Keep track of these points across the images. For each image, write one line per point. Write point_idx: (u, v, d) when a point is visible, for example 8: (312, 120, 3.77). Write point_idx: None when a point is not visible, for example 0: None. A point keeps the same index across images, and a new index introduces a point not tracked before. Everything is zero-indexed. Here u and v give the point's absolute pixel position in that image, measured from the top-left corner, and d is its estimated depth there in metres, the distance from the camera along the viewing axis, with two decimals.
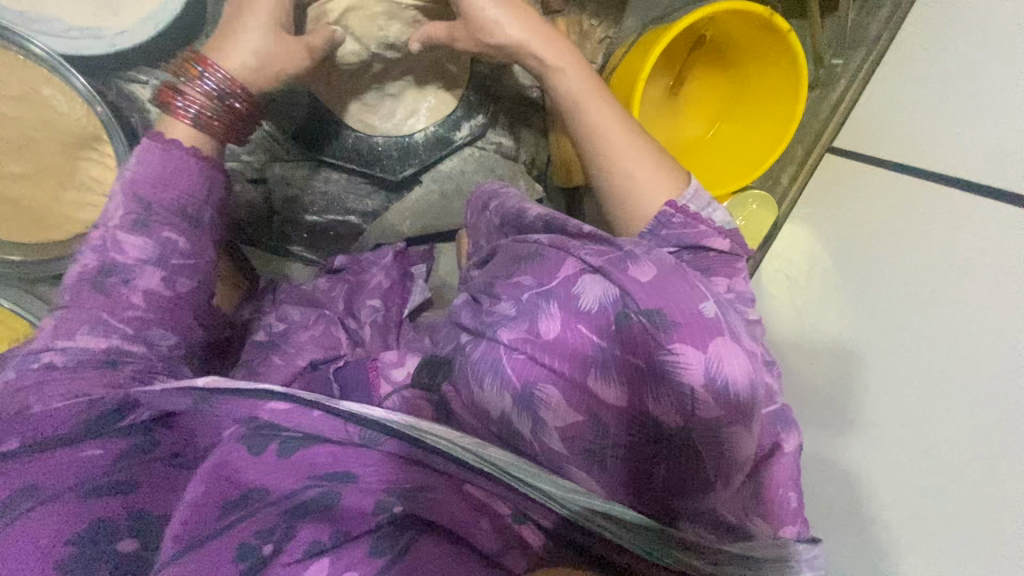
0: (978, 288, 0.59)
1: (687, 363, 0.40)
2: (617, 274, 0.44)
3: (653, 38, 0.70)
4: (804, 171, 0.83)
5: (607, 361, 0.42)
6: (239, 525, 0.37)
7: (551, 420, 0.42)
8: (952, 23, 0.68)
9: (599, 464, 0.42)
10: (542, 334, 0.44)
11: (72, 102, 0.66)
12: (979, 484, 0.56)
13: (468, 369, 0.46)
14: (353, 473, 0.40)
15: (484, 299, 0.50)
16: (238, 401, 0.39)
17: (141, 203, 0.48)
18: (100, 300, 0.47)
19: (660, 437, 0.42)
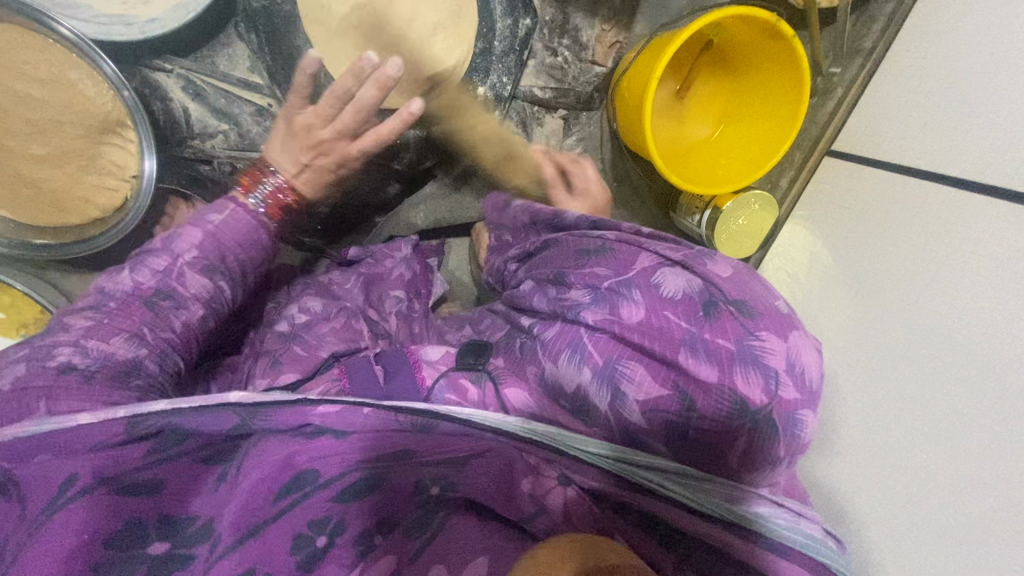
0: (977, 281, 0.62)
1: (772, 348, 0.42)
2: (700, 268, 0.47)
3: (666, 41, 0.73)
4: (803, 174, 0.89)
5: (695, 343, 0.43)
6: (297, 508, 0.41)
7: (632, 394, 0.43)
8: (947, 29, 0.71)
9: (673, 439, 0.43)
10: (626, 317, 0.45)
11: (99, 87, 0.67)
12: (984, 469, 0.57)
13: (543, 348, 0.49)
14: (405, 451, 0.43)
15: (554, 287, 0.53)
16: (285, 410, 0.41)
17: (217, 257, 0.52)
18: (146, 316, 0.49)
19: (747, 419, 0.41)
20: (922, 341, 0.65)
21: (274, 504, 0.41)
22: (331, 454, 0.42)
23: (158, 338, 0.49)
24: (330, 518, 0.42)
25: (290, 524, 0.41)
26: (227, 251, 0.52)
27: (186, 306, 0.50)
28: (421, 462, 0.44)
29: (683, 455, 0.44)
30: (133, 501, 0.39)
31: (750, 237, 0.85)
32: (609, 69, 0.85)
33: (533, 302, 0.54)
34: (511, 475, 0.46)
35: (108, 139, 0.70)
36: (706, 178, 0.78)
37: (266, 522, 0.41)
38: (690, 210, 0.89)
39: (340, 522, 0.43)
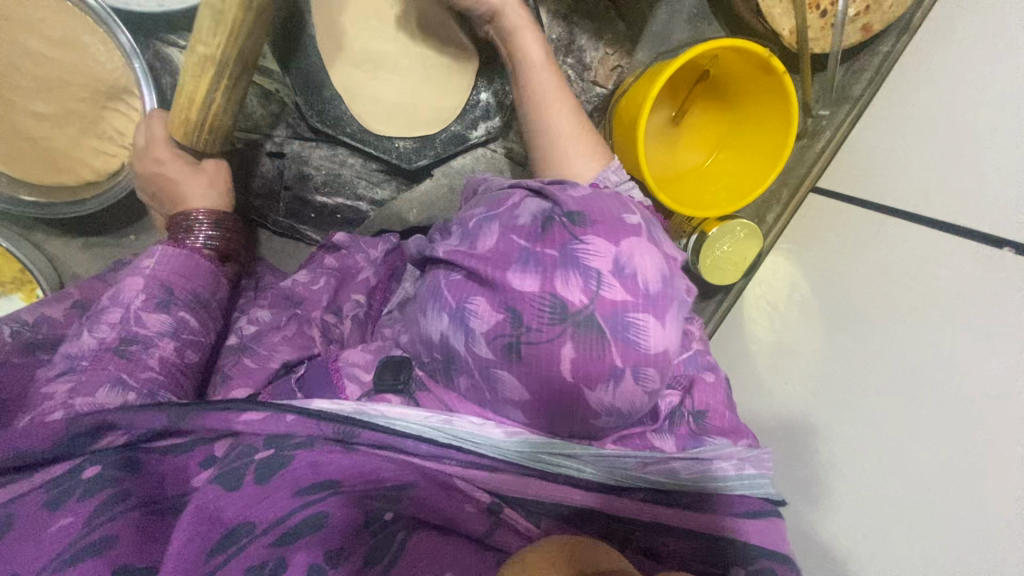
0: (946, 310, 0.65)
1: (596, 250, 0.44)
2: (553, 194, 0.48)
3: (658, 71, 0.76)
4: (788, 211, 0.90)
5: (529, 258, 0.44)
6: (234, 560, 0.39)
7: (478, 327, 0.45)
8: (937, 82, 0.74)
9: (517, 359, 0.44)
10: (476, 249, 0.47)
11: (111, 53, 0.69)
12: (965, 490, 0.60)
13: (420, 301, 0.50)
14: (335, 480, 0.44)
15: (437, 236, 0.53)
16: (215, 412, 0.46)
17: (165, 291, 0.56)
18: (121, 363, 0.52)
19: (569, 322, 0.43)
20: (903, 373, 0.67)
21: (207, 561, 0.39)
22: (258, 503, 0.42)
23: (140, 380, 0.52)
24: (268, 561, 0.39)
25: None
26: (200, 291, 0.58)
27: (156, 343, 0.54)
28: (357, 497, 0.43)
29: (529, 394, 0.46)
30: (78, 566, 0.37)
31: (733, 265, 0.87)
32: (609, 90, 0.88)
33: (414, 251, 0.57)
34: (442, 500, 0.46)
35: (113, 105, 0.71)
36: (697, 202, 0.81)
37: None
38: (677, 233, 0.92)
39: (280, 562, 0.39)
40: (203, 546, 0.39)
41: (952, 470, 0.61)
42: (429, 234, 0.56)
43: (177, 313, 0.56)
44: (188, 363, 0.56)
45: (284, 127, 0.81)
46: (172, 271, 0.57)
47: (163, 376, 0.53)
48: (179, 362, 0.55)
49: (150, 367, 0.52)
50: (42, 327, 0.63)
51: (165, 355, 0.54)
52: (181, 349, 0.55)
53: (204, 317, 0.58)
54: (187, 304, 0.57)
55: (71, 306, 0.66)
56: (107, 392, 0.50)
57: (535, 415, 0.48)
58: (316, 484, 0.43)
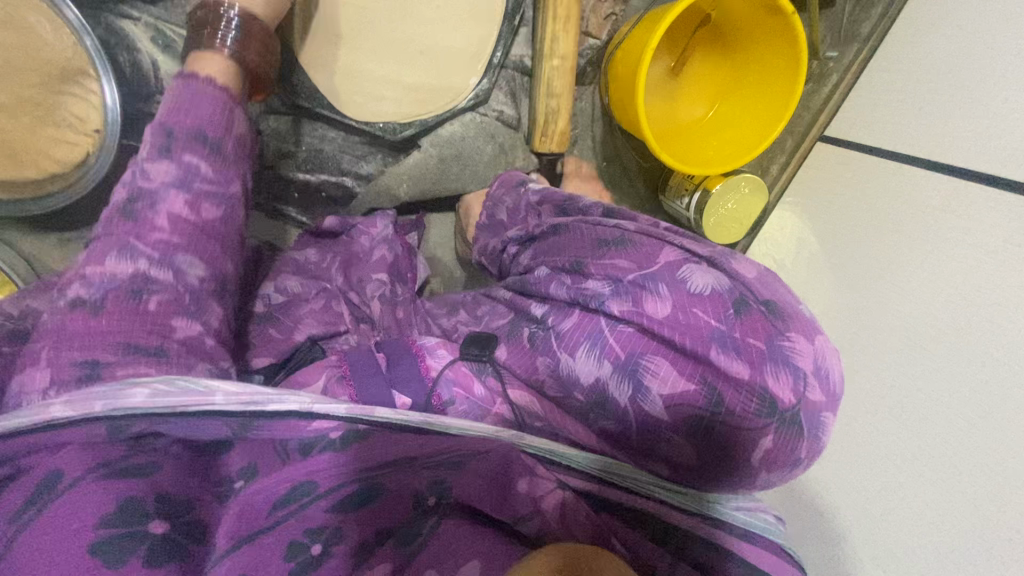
0: (956, 269, 0.62)
1: (801, 350, 0.41)
2: (727, 264, 0.45)
3: (656, 18, 0.70)
4: (794, 162, 0.88)
5: (726, 340, 0.41)
6: (293, 518, 0.41)
7: (655, 388, 0.42)
8: (954, 16, 0.68)
9: (702, 431, 0.41)
10: (652, 310, 0.43)
11: (60, 32, 0.63)
12: (979, 458, 0.56)
13: (559, 341, 0.47)
14: (405, 458, 0.44)
15: (574, 274, 0.50)
16: (280, 422, 0.41)
17: (167, 136, 0.50)
18: (129, 226, 0.47)
19: (776, 418, 0.40)
20: (914, 335, 0.64)
21: (270, 514, 0.40)
22: (328, 468, 0.42)
23: (151, 245, 0.47)
24: (326, 525, 0.41)
25: (286, 533, 0.40)
26: (206, 125, 0.52)
27: (163, 198, 0.48)
28: (421, 467, 0.45)
29: (692, 454, 0.43)
30: (124, 481, 0.37)
31: (738, 225, 0.84)
32: (602, 41, 0.82)
33: (551, 292, 0.50)
34: (504, 473, 0.46)
35: (69, 89, 0.66)
36: (696, 158, 0.77)
37: (261, 532, 0.40)
38: (678, 190, 0.88)
39: (335, 530, 0.42)
40: (268, 502, 0.41)
41: (944, 436, 0.59)
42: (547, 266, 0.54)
43: (182, 157, 0.50)
44: (205, 222, 0.49)
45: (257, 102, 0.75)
46: (177, 109, 0.52)
47: (177, 238, 0.48)
48: (195, 219, 0.49)
49: (159, 228, 0.47)
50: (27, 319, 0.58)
51: (174, 212, 0.48)
52: (196, 204, 0.49)
53: (220, 159, 0.52)
54: (191, 144, 0.51)
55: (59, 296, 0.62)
56: (116, 259, 0.46)
57: (684, 470, 0.44)
58: (389, 462, 0.44)
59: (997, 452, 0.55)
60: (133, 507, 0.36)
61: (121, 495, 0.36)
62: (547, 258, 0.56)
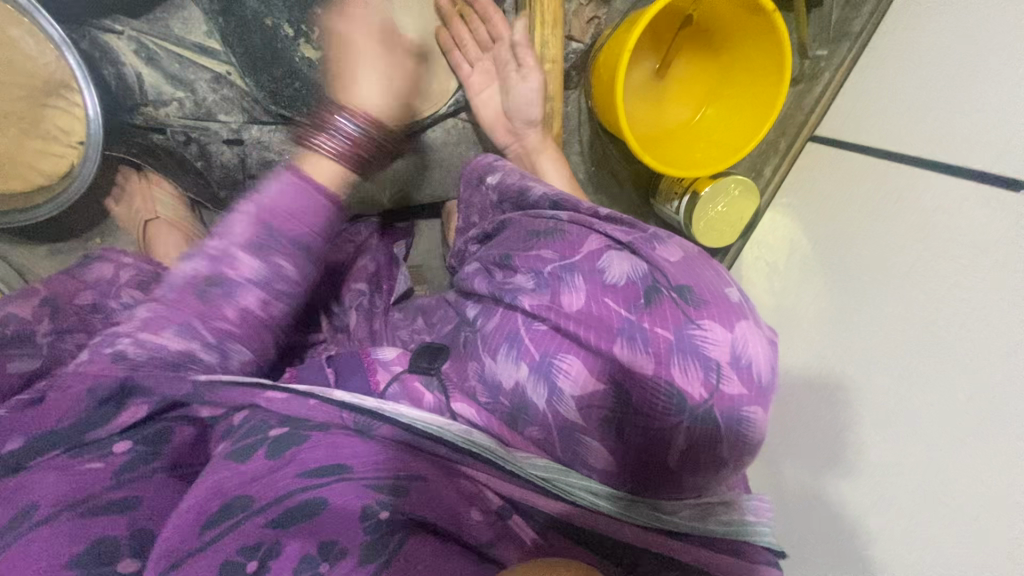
0: (944, 271, 0.60)
1: (714, 338, 0.41)
2: (646, 251, 0.46)
3: (634, 21, 0.69)
4: (786, 162, 0.85)
5: (633, 332, 0.43)
6: (230, 533, 0.41)
7: (566, 389, 0.44)
8: (940, 10, 0.67)
9: (615, 430, 0.44)
10: (565, 304, 0.46)
11: (42, 46, 0.65)
12: (967, 466, 0.54)
13: (483, 339, 0.50)
14: (339, 466, 0.44)
15: (504, 271, 0.53)
16: (235, 389, 0.46)
17: (264, 229, 0.46)
18: (163, 263, 0.48)
19: (686, 415, 0.41)
20: (894, 337, 0.63)
21: (203, 532, 0.40)
22: (263, 484, 0.43)
23: (180, 281, 0.48)
24: (263, 542, 0.41)
25: (221, 551, 0.40)
26: (308, 236, 0.48)
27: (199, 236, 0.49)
28: (361, 485, 0.43)
29: (612, 451, 0.44)
30: (107, 516, 0.41)
31: (732, 228, 0.82)
32: (586, 46, 0.81)
33: (477, 286, 0.56)
34: (452, 504, 0.44)
35: (51, 102, 0.67)
36: (678, 162, 0.76)
37: (195, 551, 0.40)
38: (669, 195, 0.87)
39: (272, 546, 0.41)
40: (197, 519, 0.41)
41: (926, 443, 0.58)
42: (490, 265, 0.56)
43: (235, 222, 0.47)
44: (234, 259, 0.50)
45: (239, 111, 0.74)
46: (280, 212, 0.47)
47: (202, 271, 0.49)
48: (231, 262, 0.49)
49: (183, 260, 0.48)
50: (8, 325, 0.58)
51: (205, 251, 0.49)
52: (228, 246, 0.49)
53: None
54: None
55: (41, 304, 0.61)
56: (144, 308, 0.48)
57: (610, 472, 0.45)
58: (324, 475, 0.43)
59: (980, 456, 0.53)
60: (103, 547, 0.40)
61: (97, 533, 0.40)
62: (485, 257, 0.58)
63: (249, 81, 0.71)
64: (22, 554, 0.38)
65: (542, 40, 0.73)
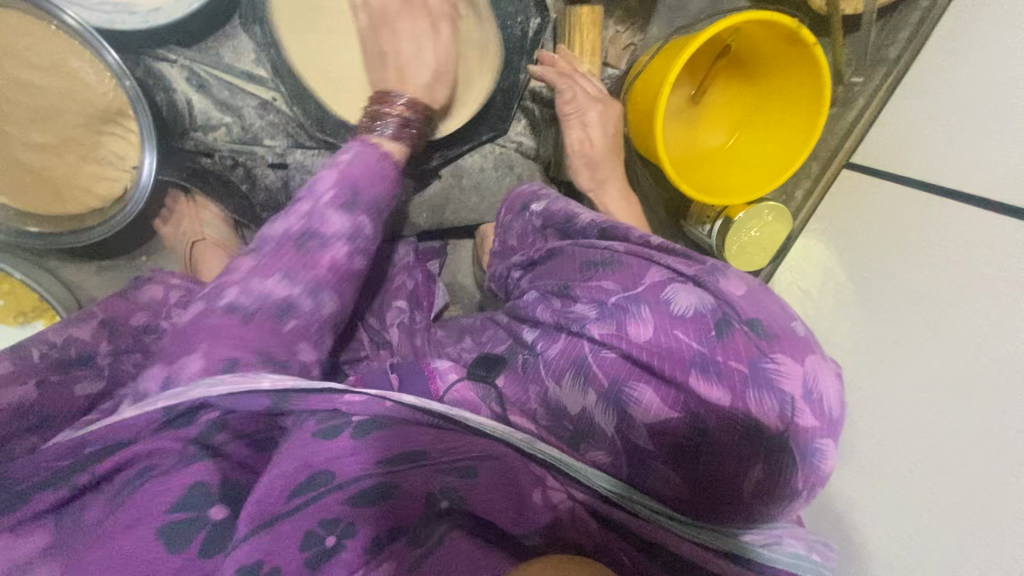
0: (984, 304, 0.59)
1: (787, 371, 0.41)
2: (713, 284, 0.46)
3: (674, 51, 0.70)
4: (819, 186, 0.86)
5: (707, 364, 0.42)
6: (312, 505, 0.41)
7: (639, 416, 0.43)
8: (982, 41, 0.67)
9: (687, 459, 0.42)
10: (634, 334, 0.45)
11: (101, 75, 0.67)
12: (1005, 501, 0.54)
13: (545, 365, 0.49)
14: (420, 452, 0.44)
15: (561, 299, 0.53)
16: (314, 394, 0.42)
17: (351, 191, 0.52)
18: (295, 256, 0.49)
19: (762, 447, 0.41)
20: (926, 363, 0.63)
21: (289, 500, 0.41)
22: (345, 459, 0.43)
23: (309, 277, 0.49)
24: (342, 518, 0.41)
25: (303, 521, 0.40)
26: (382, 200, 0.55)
27: (332, 241, 0.51)
28: (433, 470, 0.44)
29: (680, 482, 0.43)
30: (195, 466, 0.42)
31: (762, 251, 0.82)
32: (622, 71, 0.83)
33: (538, 314, 0.54)
34: (521, 485, 0.44)
35: (109, 129, 0.70)
36: (713, 186, 0.77)
37: (282, 516, 0.40)
38: (700, 217, 0.87)
39: (351, 524, 0.41)
40: (288, 485, 0.41)
41: (964, 477, 0.57)
42: (546, 290, 0.56)
43: (359, 216, 0.52)
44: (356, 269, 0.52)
45: (284, 136, 0.76)
46: (364, 178, 0.53)
47: (329, 277, 0.50)
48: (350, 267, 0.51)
49: (320, 267, 0.50)
50: (71, 348, 0.60)
51: (335, 261, 0.50)
52: (355, 254, 0.51)
53: (378, 222, 0.54)
54: (368, 209, 0.53)
55: (99, 325, 0.64)
56: (276, 282, 0.48)
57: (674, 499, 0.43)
58: (400, 457, 0.43)
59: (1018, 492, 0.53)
60: (195, 495, 0.40)
61: (187, 482, 0.41)
62: (544, 288, 0.56)
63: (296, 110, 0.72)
64: (139, 499, 0.40)
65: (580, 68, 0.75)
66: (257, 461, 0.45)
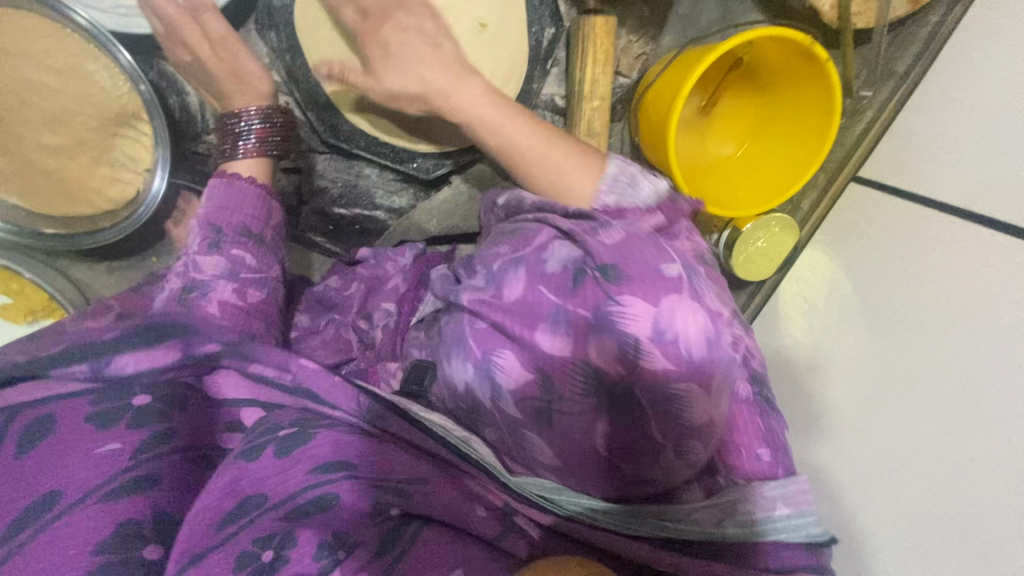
0: (990, 326, 0.62)
1: (632, 314, 0.45)
2: (585, 239, 0.49)
3: (688, 64, 0.71)
4: (826, 198, 0.85)
5: (559, 317, 0.48)
6: (244, 529, 0.44)
7: (504, 382, 0.49)
8: (992, 62, 0.68)
9: (547, 418, 0.48)
10: (502, 297, 0.50)
11: (115, 78, 0.67)
12: (1001, 512, 0.58)
13: (445, 341, 0.55)
14: (348, 463, 0.47)
15: (465, 273, 0.56)
16: (270, 352, 0.52)
17: (213, 229, 0.57)
18: (181, 313, 0.54)
19: (600, 392, 0.47)
20: (931, 380, 0.65)
21: (218, 531, 0.43)
22: (274, 476, 0.46)
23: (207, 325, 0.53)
24: (276, 534, 0.44)
25: (237, 544, 0.43)
26: (248, 221, 0.59)
27: (213, 287, 0.55)
28: (368, 483, 0.47)
29: (558, 443, 0.48)
30: (121, 501, 0.43)
31: (768, 262, 0.83)
32: (633, 80, 0.83)
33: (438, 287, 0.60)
34: (455, 504, 0.47)
35: (122, 131, 0.70)
36: (722, 197, 0.77)
37: (210, 549, 0.42)
38: (708, 227, 0.87)
39: (287, 535, 0.44)
40: (217, 516, 0.44)
41: (961, 488, 0.61)
42: (455, 270, 0.60)
43: (230, 251, 0.57)
44: (252, 304, 0.57)
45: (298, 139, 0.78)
46: (217, 209, 0.58)
47: (226, 321, 0.55)
48: (242, 304, 0.56)
49: (210, 314, 0.54)
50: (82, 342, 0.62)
51: (223, 299, 0.55)
52: (242, 289, 0.56)
53: (260, 250, 0.59)
54: (239, 240, 0.58)
55: (113, 321, 0.66)
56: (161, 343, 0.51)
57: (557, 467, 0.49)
58: (336, 463, 0.47)
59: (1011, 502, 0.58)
60: (125, 532, 0.42)
61: (116, 519, 0.42)
62: (455, 265, 0.62)
63: (309, 115, 0.73)
64: (52, 540, 0.41)
65: (592, 78, 0.75)
66: (200, 479, 0.47)
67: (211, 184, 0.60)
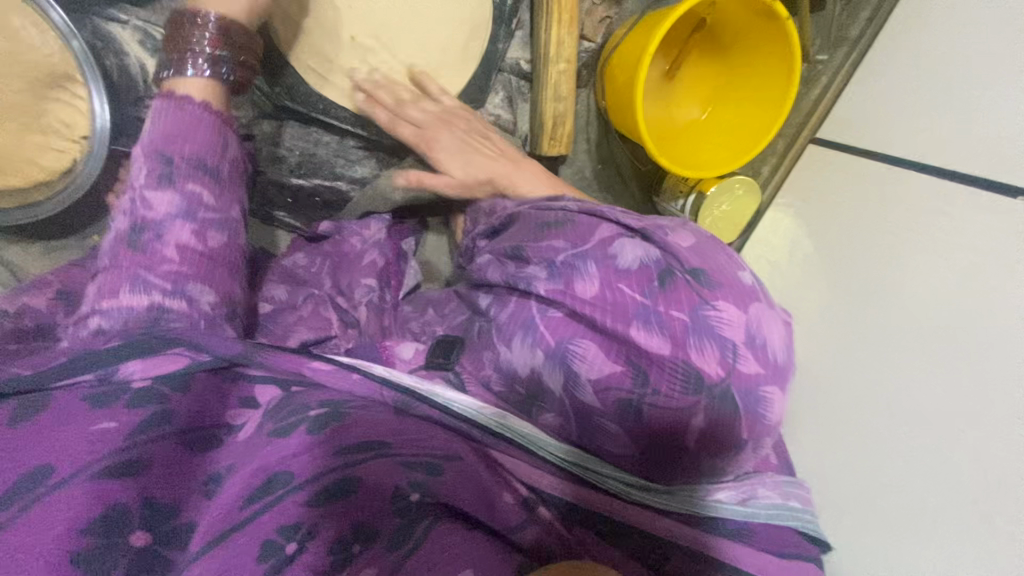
0: (951, 269, 0.63)
1: (728, 319, 0.43)
2: (659, 237, 0.47)
3: (652, 24, 0.71)
4: (785, 163, 0.89)
5: (649, 316, 0.44)
6: (265, 514, 0.39)
7: (583, 373, 0.44)
8: (941, 22, 0.70)
9: (633, 416, 0.44)
10: (580, 291, 0.46)
11: (44, 35, 0.61)
12: (985, 454, 0.57)
13: (499, 329, 0.50)
14: (378, 442, 0.43)
15: (514, 262, 0.54)
16: (285, 354, 0.47)
17: (163, 160, 0.50)
18: (137, 258, 0.48)
19: (704, 394, 0.42)
20: (900, 328, 0.66)
21: (240, 510, 0.39)
22: (299, 455, 0.42)
23: (164, 275, 0.48)
24: (302, 523, 0.39)
25: (258, 530, 0.38)
26: (203, 152, 0.52)
27: (169, 228, 0.49)
28: (399, 462, 0.43)
29: (635, 445, 0.45)
30: (115, 483, 0.38)
31: (732, 225, 0.84)
32: (597, 45, 0.83)
33: (490, 274, 0.57)
34: (486, 485, 0.44)
35: (54, 94, 0.64)
36: (688, 160, 0.78)
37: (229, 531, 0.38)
38: (673, 194, 0.88)
39: (311, 525, 0.39)
40: (237, 498, 0.40)
41: (943, 434, 0.60)
42: (500, 256, 0.56)
43: (184, 186, 0.50)
44: (214, 249, 0.51)
45: (251, 106, 0.75)
46: (167, 135, 0.51)
47: (187, 269, 0.49)
48: (203, 248, 0.50)
49: (169, 260, 0.49)
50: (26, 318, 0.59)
51: (182, 242, 0.49)
52: (201, 232, 0.50)
53: (218, 188, 0.52)
54: (193, 172, 0.51)
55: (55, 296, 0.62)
56: (132, 291, 0.47)
57: (625, 458, 0.46)
58: (357, 444, 0.43)
59: (991, 439, 0.56)
60: (115, 516, 0.37)
61: (107, 502, 0.37)
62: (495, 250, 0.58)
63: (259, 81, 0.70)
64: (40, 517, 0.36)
65: (558, 40, 0.74)
66: (200, 463, 0.42)
67: (162, 108, 0.53)
